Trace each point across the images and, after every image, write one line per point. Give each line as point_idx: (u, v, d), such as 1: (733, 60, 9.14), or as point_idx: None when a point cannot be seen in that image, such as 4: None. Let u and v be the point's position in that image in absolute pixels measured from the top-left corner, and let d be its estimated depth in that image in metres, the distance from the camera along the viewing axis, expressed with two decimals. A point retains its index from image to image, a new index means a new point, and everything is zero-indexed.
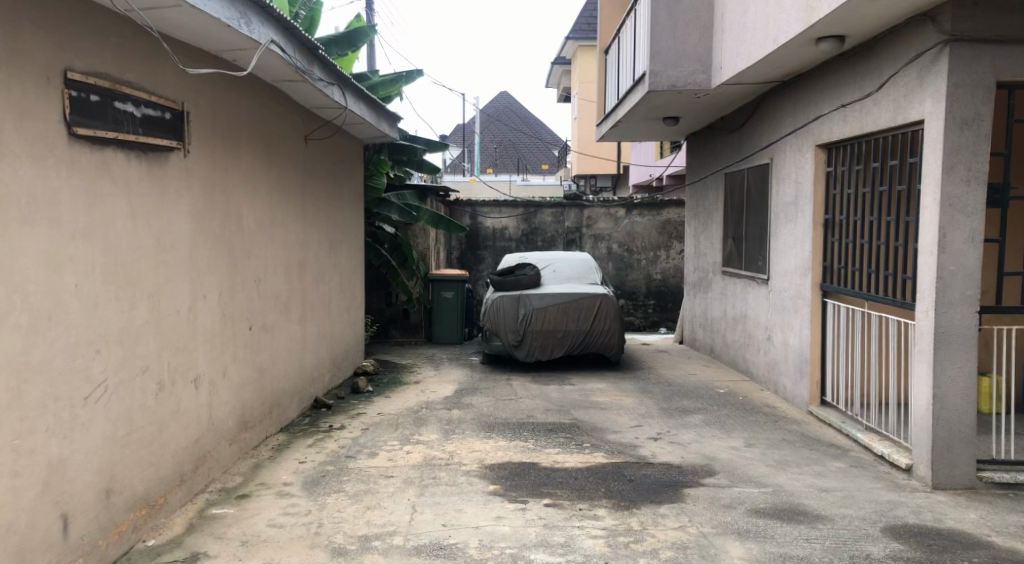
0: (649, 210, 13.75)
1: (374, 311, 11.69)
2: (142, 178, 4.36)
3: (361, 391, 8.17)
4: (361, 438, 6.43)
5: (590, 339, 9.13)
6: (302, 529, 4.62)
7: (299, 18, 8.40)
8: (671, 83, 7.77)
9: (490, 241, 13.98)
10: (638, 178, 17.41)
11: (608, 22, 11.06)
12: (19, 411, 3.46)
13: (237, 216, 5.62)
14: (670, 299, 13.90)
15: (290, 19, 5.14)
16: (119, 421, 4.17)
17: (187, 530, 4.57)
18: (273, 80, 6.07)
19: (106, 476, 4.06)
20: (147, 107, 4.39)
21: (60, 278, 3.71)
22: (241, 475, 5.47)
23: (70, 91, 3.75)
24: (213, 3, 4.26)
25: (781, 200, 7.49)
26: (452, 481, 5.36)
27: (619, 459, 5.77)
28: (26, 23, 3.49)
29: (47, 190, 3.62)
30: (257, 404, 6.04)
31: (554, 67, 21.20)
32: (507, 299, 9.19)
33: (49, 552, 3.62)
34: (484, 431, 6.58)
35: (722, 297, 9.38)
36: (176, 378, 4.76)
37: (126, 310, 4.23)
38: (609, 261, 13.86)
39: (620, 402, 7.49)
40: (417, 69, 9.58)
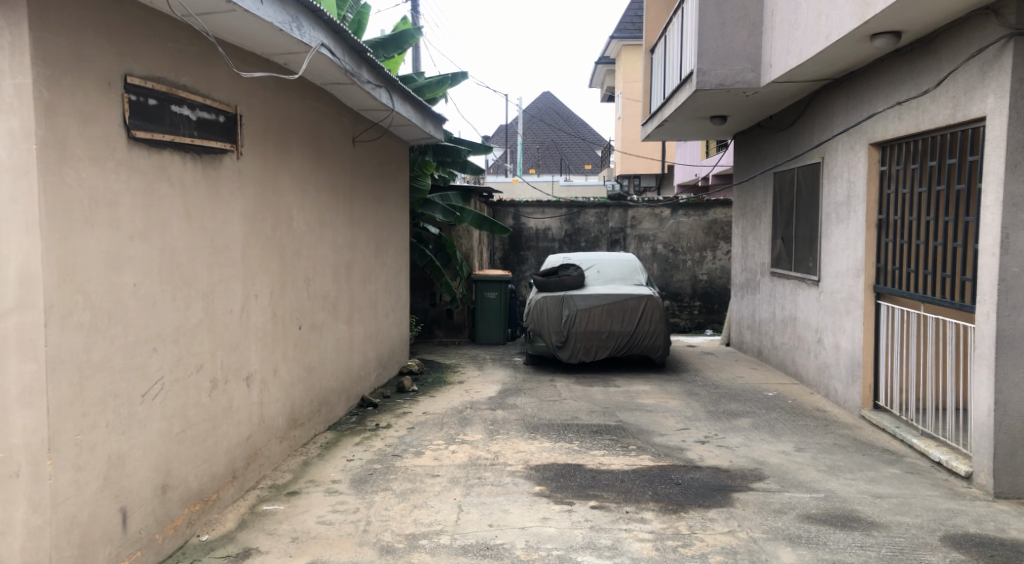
0: (695, 210, 13.59)
1: (419, 311, 11.80)
2: (197, 180, 4.45)
3: (406, 390, 8.24)
4: (407, 436, 6.49)
5: (635, 341, 9.06)
6: (351, 526, 4.67)
7: (348, 22, 8.51)
8: (720, 81, 7.67)
9: (533, 241, 14.00)
10: (683, 177, 17.21)
11: (654, 21, 10.97)
12: (82, 406, 3.56)
13: (287, 216, 5.71)
14: (716, 300, 13.73)
15: (340, 23, 5.20)
16: (175, 418, 4.27)
17: (238, 526, 4.66)
18: (321, 82, 6.15)
19: (162, 472, 4.15)
20: (202, 110, 4.49)
21: (120, 278, 3.81)
22: (291, 472, 5.56)
23: (129, 95, 3.84)
24: (266, 7, 4.34)
25: (832, 200, 7.34)
26: (498, 481, 5.37)
27: (666, 463, 5.71)
28: (89, 28, 3.58)
29: (108, 191, 3.72)
30: (306, 403, 6.14)
31: (599, 68, 21.13)
32: (550, 300, 9.20)
33: (109, 545, 3.72)
34: (530, 432, 6.58)
35: (770, 299, 9.24)
36: (229, 377, 4.86)
37: (182, 309, 4.33)
38: (654, 261, 13.74)
39: (667, 405, 7.43)
40: (462, 72, 9.65)
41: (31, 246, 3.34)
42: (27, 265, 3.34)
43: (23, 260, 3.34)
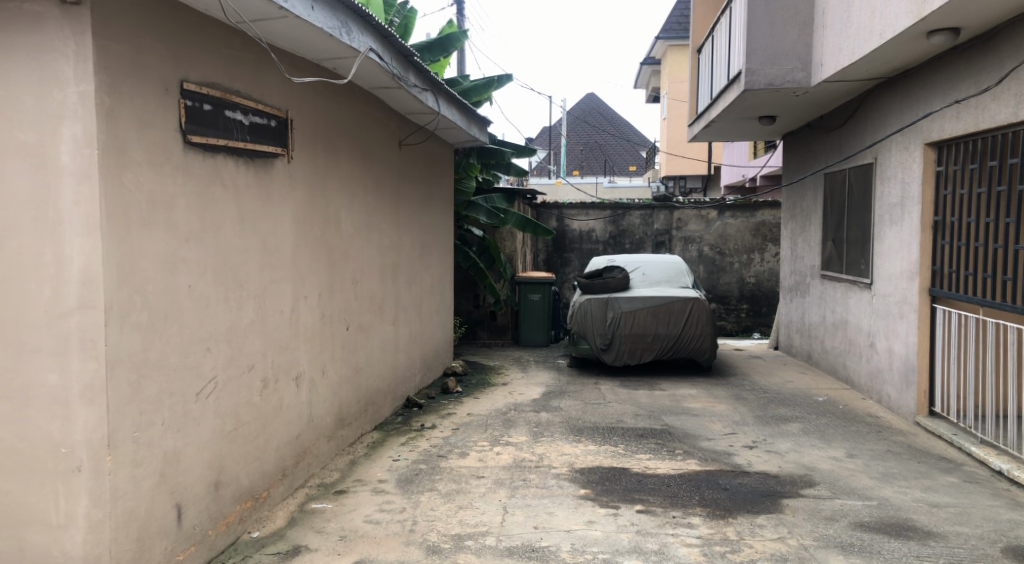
0: (743, 212, 13.41)
1: (462, 313, 11.85)
2: (250, 184, 4.54)
3: (451, 391, 8.28)
4: (452, 437, 6.53)
5: (681, 344, 8.96)
6: (398, 526, 4.72)
7: (395, 26, 8.60)
8: (768, 81, 7.57)
9: (577, 243, 13.97)
10: (730, 179, 16.99)
11: (701, 21, 10.86)
12: (139, 404, 3.66)
13: (336, 219, 5.79)
14: (764, 303, 13.52)
15: (388, 27, 5.26)
16: (228, 416, 4.36)
17: (288, 524, 4.73)
18: (369, 86, 6.22)
19: (215, 469, 4.24)
20: (255, 115, 4.58)
21: (176, 279, 3.91)
22: (339, 471, 5.63)
23: (184, 100, 3.94)
24: (317, 13, 4.41)
25: (885, 202, 7.19)
26: (543, 484, 5.37)
27: (713, 467, 5.65)
28: (148, 36, 3.68)
29: (165, 195, 3.82)
30: (353, 402, 6.21)
31: (643, 68, 21.01)
32: (595, 303, 9.17)
33: (165, 540, 3.82)
34: (574, 435, 6.56)
35: (820, 302, 9.08)
36: (279, 376, 4.94)
37: (234, 310, 4.42)
38: (700, 263, 13.60)
39: (713, 409, 7.34)
40: (507, 74, 9.67)
41: (93, 247, 3.43)
42: (88, 266, 3.43)
43: (84, 261, 3.43)
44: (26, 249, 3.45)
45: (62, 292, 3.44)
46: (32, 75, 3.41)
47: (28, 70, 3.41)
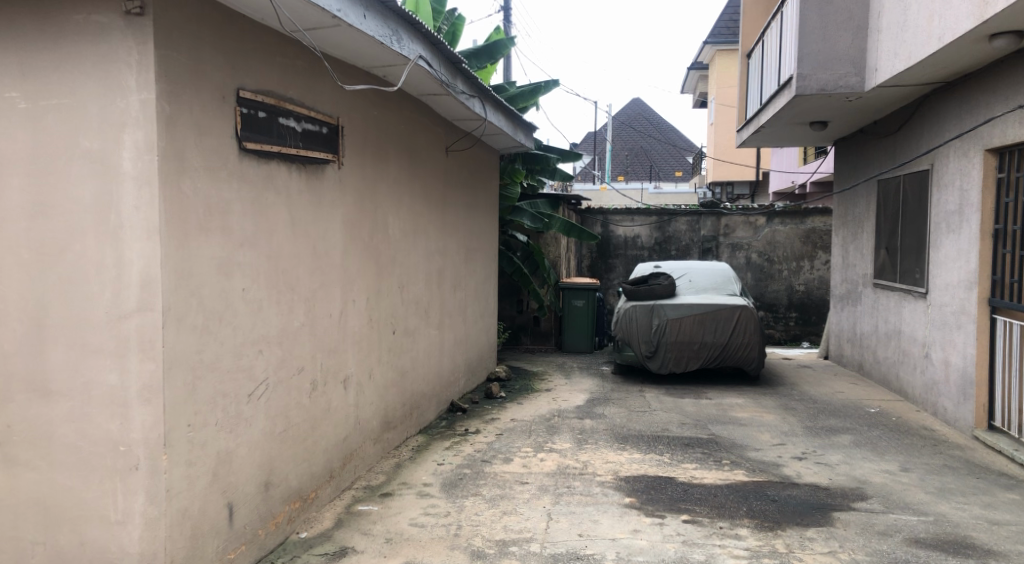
0: (792, 219, 13.20)
1: (506, 318, 11.88)
2: (301, 190, 4.62)
3: (495, 396, 8.31)
4: (497, 442, 6.54)
5: (728, 352, 8.85)
6: (443, 530, 4.74)
7: (442, 33, 8.68)
8: (821, 86, 7.44)
9: (622, 249, 13.91)
10: (779, 185, 16.75)
11: (750, 26, 10.74)
12: (194, 404, 3.75)
13: (384, 223, 5.86)
14: (814, 312, 13.26)
15: (437, 35, 5.31)
16: (278, 418, 4.43)
17: (336, 525, 4.79)
18: (418, 93, 6.29)
19: (265, 470, 4.32)
20: (307, 122, 4.66)
21: (230, 282, 3.99)
22: (384, 474, 5.68)
23: (240, 108, 4.03)
24: (369, 21, 4.47)
25: (943, 209, 7.01)
26: (587, 491, 5.35)
27: (761, 479, 5.56)
28: (206, 46, 3.78)
29: (221, 201, 3.91)
30: (398, 406, 6.27)
31: (691, 73, 20.84)
32: (640, 310, 9.11)
33: (217, 538, 3.90)
34: (619, 443, 6.52)
35: (872, 311, 8.89)
36: (328, 379, 5.01)
37: (285, 313, 4.50)
38: (748, 270, 13.42)
39: (761, 419, 7.23)
40: (554, 80, 9.69)
41: (152, 251, 3.52)
42: (148, 270, 3.53)
43: (144, 265, 3.53)
44: (90, 252, 3.56)
45: (123, 294, 3.54)
46: (96, 83, 3.51)
47: (93, 79, 3.51)
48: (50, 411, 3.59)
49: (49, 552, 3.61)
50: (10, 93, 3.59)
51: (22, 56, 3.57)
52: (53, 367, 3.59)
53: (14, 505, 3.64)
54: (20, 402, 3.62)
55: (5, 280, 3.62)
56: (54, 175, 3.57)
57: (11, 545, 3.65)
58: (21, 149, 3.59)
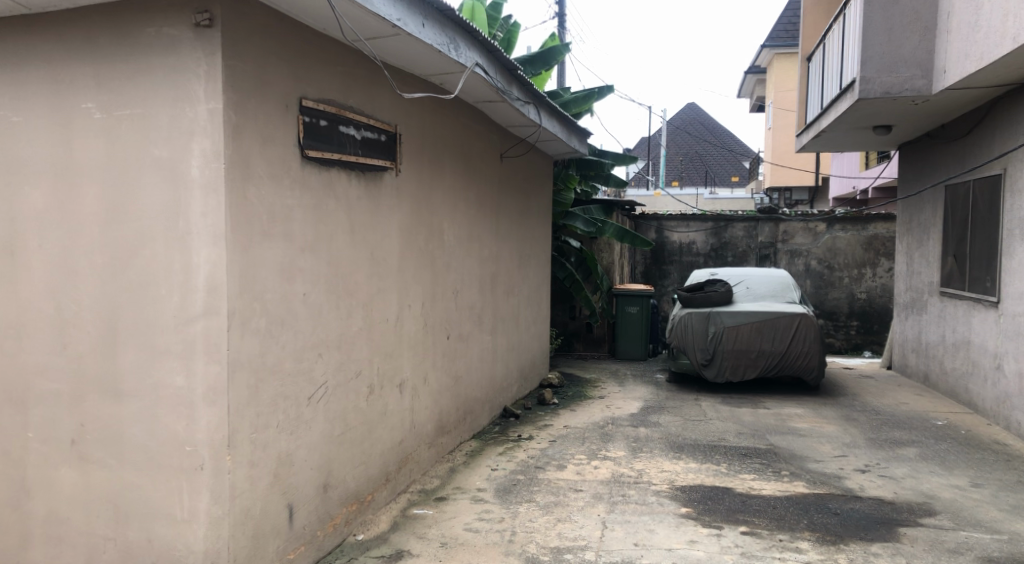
0: (854, 225, 12.90)
1: (558, 324, 11.87)
2: (360, 197, 4.69)
3: (547, 402, 8.30)
4: (550, 449, 6.53)
5: (787, 362, 8.67)
6: (497, 535, 4.75)
7: (498, 40, 8.73)
8: (885, 90, 7.26)
9: (677, 256, 13.76)
10: (840, 191, 16.36)
11: (810, 29, 10.54)
12: (257, 406, 3.83)
13: (439, 230, 5.91)
14: (876, 321, 12.89)
15: (494, 42, 5.35)
16: (336, 421, 4.50)
17: (391, 528, 4.84)
18: (474, 100, 6.34)
19: (324, 472, 4.39)
20: (367, 130, 4.73)
21: (292, 287, 4.08)
22: (439, 478, 5.72)
23: (302, 116, 4.11)
24: (427, 30, 4.53)
25: (1016, 215, 6.76)
26: (642, 500, 5.29)
27: (822, 491, 5.42)
28: (270, 57, 3.87)
29: (283, 207, 3.99)
30: (453, 410, 6.31)
31: (748, 77, 20.54)
32: (696, 317, 9.00)
33: (277, 538, 3.98)
34: (674, 451, 6.45)
35: (939, 321, 8.62)
36: (384, 383, 5.07)
37: (344, 317, 4.56)
38: (807, 278, 13.15)
39: (821, 430, 7.07)
40: (608, 85, 9.65)
41: (218, 257, 3.61)
42: (215, 275, 3.62)
43: (210, 270, 3.62)
44: (159, 257, 3.66)
45: (190, 299, 3.63)
46: (167, 93, 3.62)
47: (163, 90, 3.63)
48: (120, 411, 3.71)
49: (119, 548, 3.73)
50: (86, 103, 3.73)
51: (98, 67, 3.70)
52: (124, 368, 3.71)
53: (87, 501, 3.77)
54: (94, 402, 3.75)
55: (81, 285, 3.76)
56: (126, 182, 3.69)
57: (83, 540, 3.78)
58: (96, 158, 3.72)
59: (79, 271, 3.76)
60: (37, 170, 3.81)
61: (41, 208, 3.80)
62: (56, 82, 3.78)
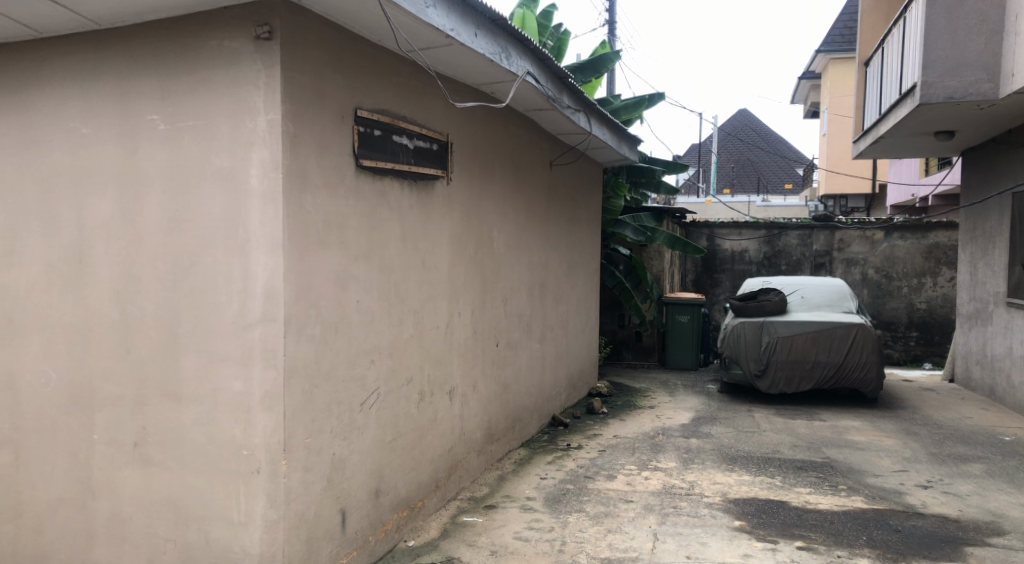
0: (913, 233, 12.55)
1: (607, 333, 11.80)
2: (412, 205, 4.74)
3: (596, 412, 8.24)
4: (599, 459, 6.48)
5: (844, 373, 8.47)
6: (547, 545, 4.73)
7: (548, 48, 8.74)
8: (948, 94, 7.07)
9: (728, 264, 13.58)
10: (898, 198, 15.95)
11: (868, 33, 10.31)
12: (311, 412, 3.89)
13: (489, 238, 5.93)
14: (937, 332, 12.50)
15: (545, 51, 5.36)
16: (388, 427, 4.54)
17: (442, 535, 4.85)
18: (524, 109, 6.35)
19: (375, 478, 4.43)
20: (419, 140, 4.78)
21: (346, 295, 4.13)
22: (488, 486, 5.72)
23: (358, 126, 4.18)
24: (479, 40, 4.56)
25: None
26: (694, 512, 5.21)
27: (882, 507, 5.27)
28: (327, 68, 3.94)
29: (338, 216, 4.05)
30: (502, 418, 6.31)
31: (801, 82, 20.17)
32: (749, 326, 8.85)
33: (331, 542, 4.03)
34: (727, 463, 6.34)
35: (1005, 333, 8.33)
36: (434, 390, 5.10)
37: (396, 324, 4.61)
38: (864, 287, 12.84)
39: (880, 443, 6.88)
40: (659, 92, 9.59)
41: (275, 264, 3.68)
42: (272, 281, 3.69)
43: (268, 278, 3.69)
44: (218, 264, 3.74)
45: (248, 305, 3.70)
46: (228, 105, 3.71)
47: (224, 101, 3.71)
48: (181, 415, 3.80)
49: (178, 549, 3.81)
50: (151, 114, 3.84)
51: (162, 80, 3.81)
52: (185, 373, 3.80)
53: (149, 502, 3.86)
54: (155, 406, 3.84)
55: (144, 291, 3.86)
56: (188, 191, 3.78)
57: (144, 540, 3.88)
58: (160, 167, 3.83)
59: (143, 278, 3.87)
60: (103, 180, 3.93)
61: (107, 216, 3.93)
62: (121, 94, 3.89)
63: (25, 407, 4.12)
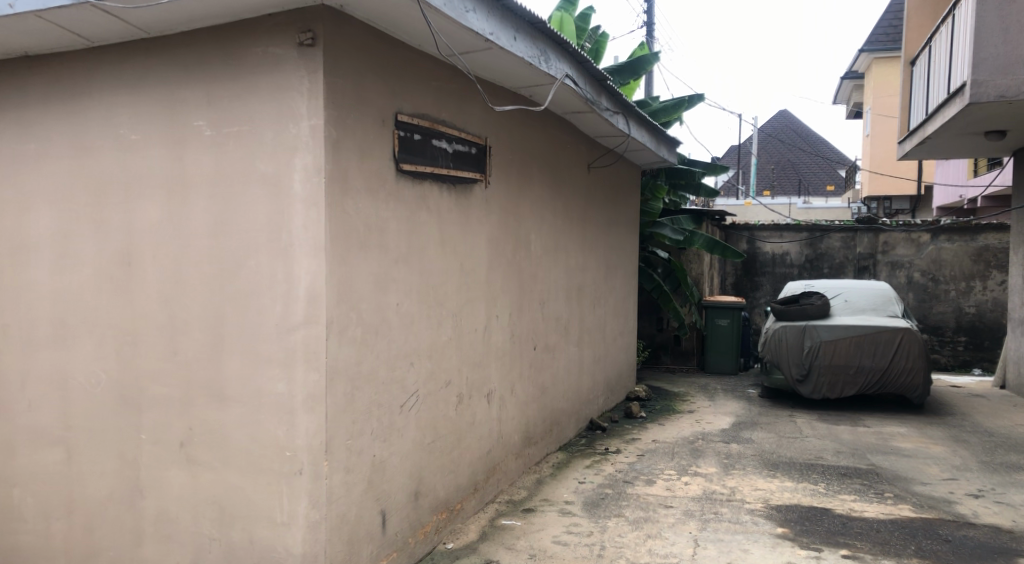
0: (961, 235, 12.25)
1: (645, 337, 11.72)
2: (451, 208, 4.76)
3: (634, 416, 8.19)
4: (638, 463, 6.43)
5: (889, 378, 8.30)
6: (586, 549, 4.70)
7: (586, 50, 8.72)
8: (1000, 93, 6.92)
9: (769, 267, 13.39)
10: (945, 200, 15.59)
11: (914, 32, 10.11)
12: (352, 414, 3.92)
13: (527, 241, 5.94)
14: (987, 337, 12.16)
15: (585, 54, 5.35)
16: (427, 430, 4.56)
17: (480, 537, 4.86)
18: (563, 112, 6.35)
19: (415, 480, 4.45)
20: (458, 143, 4.80)
21: (386, 297, 4.17)
22: (526, 489, 5.72)
23: (398, 131, 4.20)
24: (519, 44, 4.57)
25: None
26: (735, 519, 5.15)
27: (930, 516, 5.14)
28: (368, 73, 3.98)
29: (378, 220, 4.09)
30: (540, 421, 6.31)
31: (844, 83, 19.87)
32: (791, 331, 8.72)
33: (371, 543, 4.06)
34: (768, 469, 6.26)
35: None
36: (472, 393, 5.11)
37: (435, 326, 4.62)
38: (910, 291, 12.58)
39: (928, 451, 6.72)
40: (699, 93, 9.52)
41: (318, 267, 3.73)
42: (314, 284, 3.73)
43: (311, 281, 3.73)
44: (263, 267, 3.80)
45: (291, 308, 3.75)
46: (273, 111, 3.76)
47: (270, 107, 3.77)
48: (225, 416, 3.86)
49: (223, 548, 3.87)
50: (197, 121, 3.91)
51: (209, 87, 3.88)
52: (230, 375, 3.86)
53: (194, 502, 3.93)
54: (201, 407, 3.91)
55: (191, 294, 3.94)
56: (233, 196, 3.85)
57: (190, 539, 3.95)
58: (205, 172, 3.90)
59: (189, 282, 3.94)
60: (151, 185, 4.02)
61: (155, 221, 4.01)
62: (169, 101, 3.97)
63: (75, 408, 4.22)
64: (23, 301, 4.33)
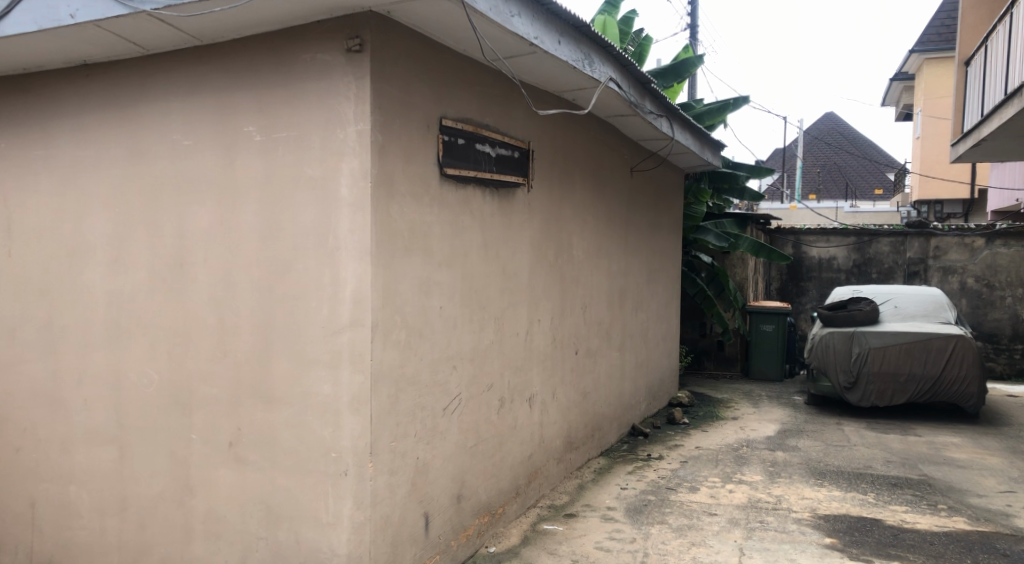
0: (1018, 240, 11.88)
1: (689, 342, 11.61)
2: (494, 212, 4.77)
3: (677, 422, 8.10)
4: (681, 470, 6.36)
5: (941, 386, 8.09)
6: (629, 556, 4.67)
7: (629, 54, 8.69)
8: None
9: (816, 272, 13.18)
10: (1000, 204, 15.15)
11: (968, 32, 9.85)
12: (396, 416, 3.95)
13: (570, 245, 5.92)
14: None
15: (629, 57, 5.33)
16: (469, 433, 4.57)
17: (522, 541, 4.85)
18: (606, 115, 6.32)
19: (458, 483, 4.46)
20: (501, 147, 4.81)
21: (429, 301, 4.19)
22: (568, 494, 5.70)
23: (442, 135, 4.23)
24: (563, 47, 4.56)
25: None
26: (782, 528, 5.06)
27: (986, 529, 4.99)
28: (414, 79, 4.01)
29: (423, 224, 4.12)
30: (581, 426, 6.28)
31: (892, 84, 19.47)
32: (838, 337, 8.56)
33: (415, 546, 4.09)
34: (815, 478, 6.14)
35: None
36: (515, 397, 5.11)
37: (478, 330, 4.64)
38: (963, 297, 12.23)
39: (983, 462, 6.52)
40: (743, 96, 9.41)
41: (363, 270, 3.76)
42: (360, 288, 3.77)
43: (357, 284, 3.77)
44: (310, 271, 3.85)
45: (338, 311, 3.79)
46: (320, 116, 3.82)
47: (317, 112, 3.82)
48: (272, 417, 3.92)
49: (270, 547, 3.92)
50: (248, 126, 3.98)
51: (259, 92, 3.95)
52: (277, 377, 3.91)
53: (242, 502, 3.99)
54: (249, 407, 3.97)
55: (240, 297, 4.01)
56: (281, 199, 3.91)
57: (238, 538, 4.01)
58: (255, 177, 3.97)
59: (238, 284, 4.01)
60: (202, 190, 4.10)
61: (206, 225, 4.09)
62: (221, 107, 4.05)
63: (128, 408, 4.32)
64: (78, 303, 4.45)
